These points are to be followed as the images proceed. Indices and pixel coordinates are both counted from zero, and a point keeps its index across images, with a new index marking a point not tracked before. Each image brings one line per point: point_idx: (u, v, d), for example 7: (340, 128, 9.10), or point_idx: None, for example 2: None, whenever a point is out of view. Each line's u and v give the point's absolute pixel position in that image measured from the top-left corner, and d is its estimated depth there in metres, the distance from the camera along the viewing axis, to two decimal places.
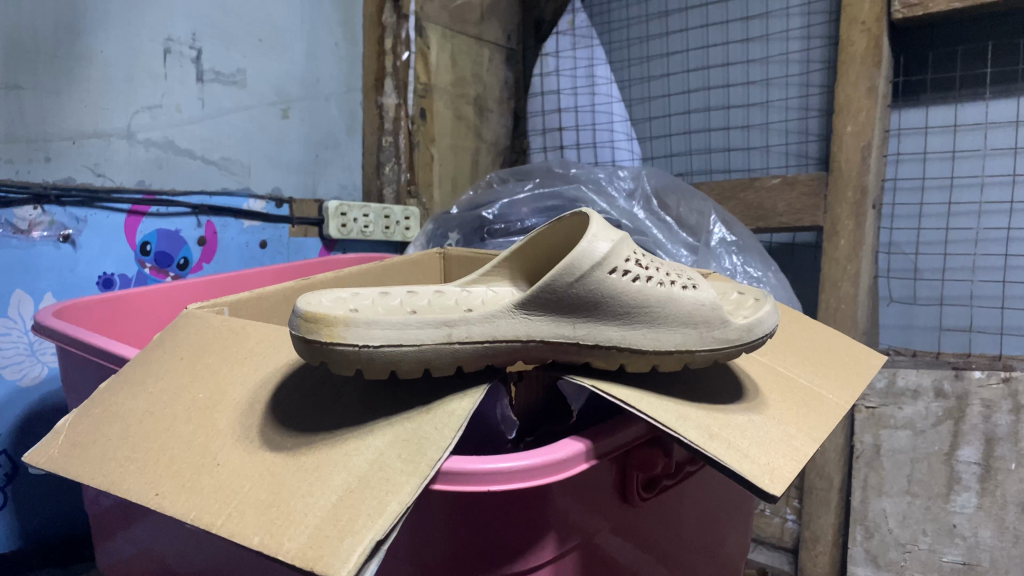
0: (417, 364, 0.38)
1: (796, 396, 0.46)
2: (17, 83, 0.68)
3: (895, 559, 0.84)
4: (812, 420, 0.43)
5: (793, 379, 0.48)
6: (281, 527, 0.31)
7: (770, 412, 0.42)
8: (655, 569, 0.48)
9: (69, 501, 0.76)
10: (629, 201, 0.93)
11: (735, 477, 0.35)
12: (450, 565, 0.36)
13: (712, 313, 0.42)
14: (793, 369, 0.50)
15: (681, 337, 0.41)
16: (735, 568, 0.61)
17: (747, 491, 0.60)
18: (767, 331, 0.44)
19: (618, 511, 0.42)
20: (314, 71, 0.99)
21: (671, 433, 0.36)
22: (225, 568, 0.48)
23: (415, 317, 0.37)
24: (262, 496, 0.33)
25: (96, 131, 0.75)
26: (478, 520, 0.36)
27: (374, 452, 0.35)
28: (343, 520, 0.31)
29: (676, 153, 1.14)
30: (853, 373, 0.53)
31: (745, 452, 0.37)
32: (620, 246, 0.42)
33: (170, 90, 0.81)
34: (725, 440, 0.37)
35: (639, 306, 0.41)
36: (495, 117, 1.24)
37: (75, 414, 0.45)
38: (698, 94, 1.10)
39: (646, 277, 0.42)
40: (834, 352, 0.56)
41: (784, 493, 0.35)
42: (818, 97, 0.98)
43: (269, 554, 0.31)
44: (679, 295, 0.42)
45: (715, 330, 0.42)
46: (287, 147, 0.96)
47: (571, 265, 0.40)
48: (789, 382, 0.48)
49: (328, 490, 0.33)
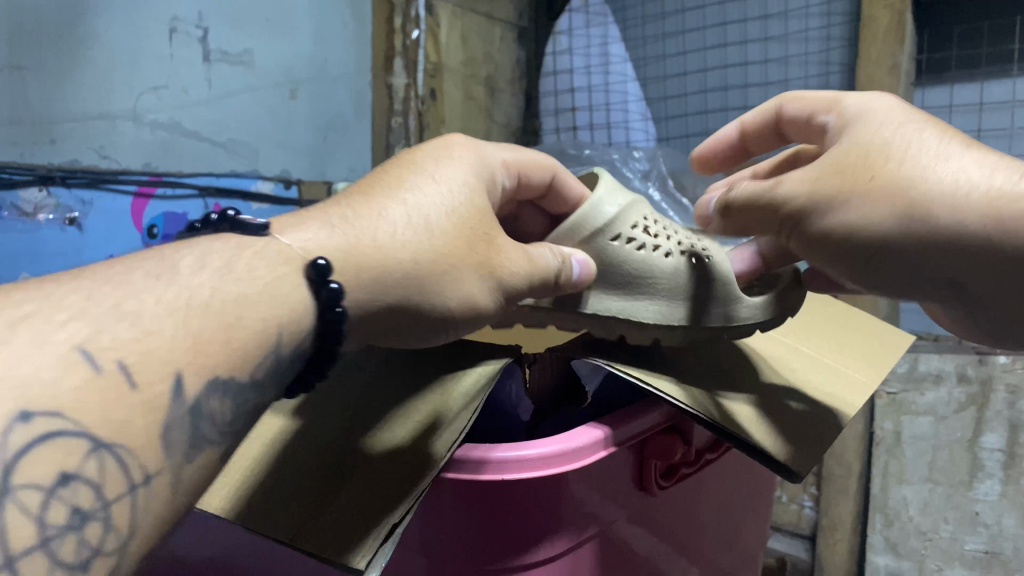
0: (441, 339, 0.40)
1: (821, 378, 0.47)
2: (19, 64, 0.67)
3: (915, 548, 0.83)
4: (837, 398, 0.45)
5: (816, 359, 0.50)
6: (320, 506, 0.34)
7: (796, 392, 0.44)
8: (674, 557, 0.47)
9: None
10: (644, 183, 0.92)
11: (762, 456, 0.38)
12: (464, 559, 0.35)
13: (710, 287, 0.48)
14: (816, 349, 0.51)
15: (676, 312, 0.47)
16: (754, 556, 0.59)
17: (766, 479, 0.58)
18: (779, 309, 0.49)
19: (637, 500, 0.41)
20: (321, 51, 0.97)
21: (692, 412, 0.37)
22: (240, 551, 0.49)
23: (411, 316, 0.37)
24: (291, 486, 0.36)
25: (102, 113, 0.74)
26: (487, 511, 0.34)
27: (392, 437, 0.37)
28: (364, 508, 0.33)
29: (692, 134, 1.11)
30: (879, 345, 0.54)
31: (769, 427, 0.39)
32: (627, 212, 0.47)
33: (177, 71, 0.80)
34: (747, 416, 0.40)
35: (641, 274, 0.47)
36: (506, 97, 1.22)
37: None
38: (714, 73, 1.08)
39: (651, 245, 0.47)
40: (858, 335, 0.55)
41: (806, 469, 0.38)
42: (839, 75, 0.96)
43: (298, 547, 0.32)
44: (681, 268, 0.48)
45: (713, 305, 0.47)
46: (295, 129, 0.94)
47: (577, 224, 0.46)
48: (811, 362, 0.49)
49: (351, 477, 0.35)
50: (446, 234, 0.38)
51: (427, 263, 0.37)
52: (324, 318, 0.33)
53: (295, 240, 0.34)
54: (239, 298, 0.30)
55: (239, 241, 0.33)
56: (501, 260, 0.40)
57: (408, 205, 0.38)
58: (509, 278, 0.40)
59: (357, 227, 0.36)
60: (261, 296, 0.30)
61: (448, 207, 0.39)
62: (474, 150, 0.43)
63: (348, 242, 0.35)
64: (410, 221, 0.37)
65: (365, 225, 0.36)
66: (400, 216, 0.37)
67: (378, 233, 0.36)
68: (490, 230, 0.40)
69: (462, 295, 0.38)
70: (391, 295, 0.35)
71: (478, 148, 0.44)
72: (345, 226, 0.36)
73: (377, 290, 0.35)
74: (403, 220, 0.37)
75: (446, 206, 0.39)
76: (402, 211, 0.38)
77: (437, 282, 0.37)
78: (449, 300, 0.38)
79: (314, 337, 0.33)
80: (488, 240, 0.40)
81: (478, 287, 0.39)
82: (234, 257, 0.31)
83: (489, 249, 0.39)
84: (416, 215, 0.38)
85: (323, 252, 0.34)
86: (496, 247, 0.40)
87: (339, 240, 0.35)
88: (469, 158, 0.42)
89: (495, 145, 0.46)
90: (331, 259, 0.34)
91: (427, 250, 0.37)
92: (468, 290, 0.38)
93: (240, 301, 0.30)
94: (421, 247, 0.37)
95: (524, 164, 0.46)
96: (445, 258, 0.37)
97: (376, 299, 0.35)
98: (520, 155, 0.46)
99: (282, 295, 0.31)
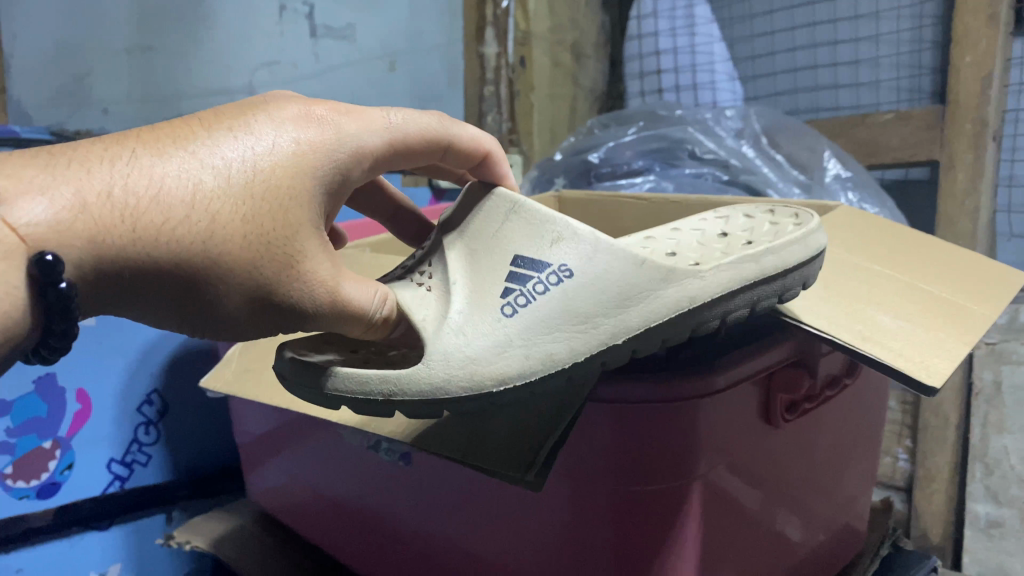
0: (240, 325, 0.33)
1: (934, 307, 0.45)
2: (149, 44, 0.72)
3: (1017, 496, 0.84)
4: (963, 325, 0.44)
5: (925, 289, 0.48)
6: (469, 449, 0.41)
7: (913, 318, 0.43)
8: (778, 499, 0.49)
9: (225, 433, 0.82)
10: (737, 140, 0.89)
11: (889, 372, 0.38)
12: (604, 479, 0.39)
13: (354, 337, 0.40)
14: (925, 280, 0.49)
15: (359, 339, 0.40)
16: (860, 499, 0.61)
17: (872, 430, 0.60)
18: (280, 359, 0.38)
19: (762, 432, 0.44)
20: (416, 23, 1.00)
21: (823, 336, 0.39)
22: (375, 487, 0.53)
23: (130, 287, 0.30)
24: (459, 437, 0.42)
25: (222, 88, 0.78)
26: (633, 428, 0.37)
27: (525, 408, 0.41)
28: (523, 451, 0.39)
29: (782, 92, 1.12)
30: (991, 285, 0.51)
31: (898, 351, 0.39)
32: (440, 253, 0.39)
33: (286, 46, 0.85)
34: (877, 341, 0.39)
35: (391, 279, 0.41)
36: (592, 63, 1.21)
37: (242, 344, 0.60)
38: (803, 31, 1.08)
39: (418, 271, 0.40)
40: (960, 266, 0.53)
41: (941, 386, 0.37)
42: (932, 27, 0.94)
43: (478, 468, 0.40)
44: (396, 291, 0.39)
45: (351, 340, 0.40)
46: (393, 98, 0.98)
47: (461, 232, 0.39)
48: (917, 291, 0.47)
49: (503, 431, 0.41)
50: (229, 237, 0.31)
51: (190, 253, 0.30)
52: (50, 308, 0.28)
53: (23, 208, 0.27)
54: None
55: None
56: (296, 274, 0.32)
57: (202, 173, 0.31)
58: (309, 295, 0.33)
59: (117, 201, 0.29)
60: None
61: (246, 200, 0.31)
62: (316, 130, 0.34)
63: (95, 221, 0.28)
64: (183, 192, 0.30)
65: (131, 187, 0.29)
66: (174, 183, 0.30)
67: (141, 211, 0.29)
68: (286, 245, 0.32)
69: (236, 291, 0.32)
70: (137, 264, 0.29)
71: (328, 129, 0.34)
72: (100, 184, 0.29)
73: (127, 258, 0.29)
74: (178, 181, 0.30)
75: (234, 194, 0.31)
76: (178, 158, 0.31)
77: (207, 273, 0.31)
78: (207, 292, 0.31)
79: (38, 318, 0.29)
80: (288, 253, 0.32)
81: (251, 290, 0.32)
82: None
83: (286, 263, 0.32)
84: (195, 194, 0.30)
85: (56, 241, 0.28)
86: (283, 269, 0.32)
87: (85, 211, 0.28)
88: (307, 141, 0.33)
89: (366, 120, 0.35)
90: (70, 240, 0.28)
91: (188, 240, 0.30)
92: (242, 290, 0.32)
93: None
94: (176, 232, 0.30)
95: (394, 155, 0.37)
96: (216, 251, 0.31)
97: (109, 268, 0.29)
98: (393, 140, 0.36)
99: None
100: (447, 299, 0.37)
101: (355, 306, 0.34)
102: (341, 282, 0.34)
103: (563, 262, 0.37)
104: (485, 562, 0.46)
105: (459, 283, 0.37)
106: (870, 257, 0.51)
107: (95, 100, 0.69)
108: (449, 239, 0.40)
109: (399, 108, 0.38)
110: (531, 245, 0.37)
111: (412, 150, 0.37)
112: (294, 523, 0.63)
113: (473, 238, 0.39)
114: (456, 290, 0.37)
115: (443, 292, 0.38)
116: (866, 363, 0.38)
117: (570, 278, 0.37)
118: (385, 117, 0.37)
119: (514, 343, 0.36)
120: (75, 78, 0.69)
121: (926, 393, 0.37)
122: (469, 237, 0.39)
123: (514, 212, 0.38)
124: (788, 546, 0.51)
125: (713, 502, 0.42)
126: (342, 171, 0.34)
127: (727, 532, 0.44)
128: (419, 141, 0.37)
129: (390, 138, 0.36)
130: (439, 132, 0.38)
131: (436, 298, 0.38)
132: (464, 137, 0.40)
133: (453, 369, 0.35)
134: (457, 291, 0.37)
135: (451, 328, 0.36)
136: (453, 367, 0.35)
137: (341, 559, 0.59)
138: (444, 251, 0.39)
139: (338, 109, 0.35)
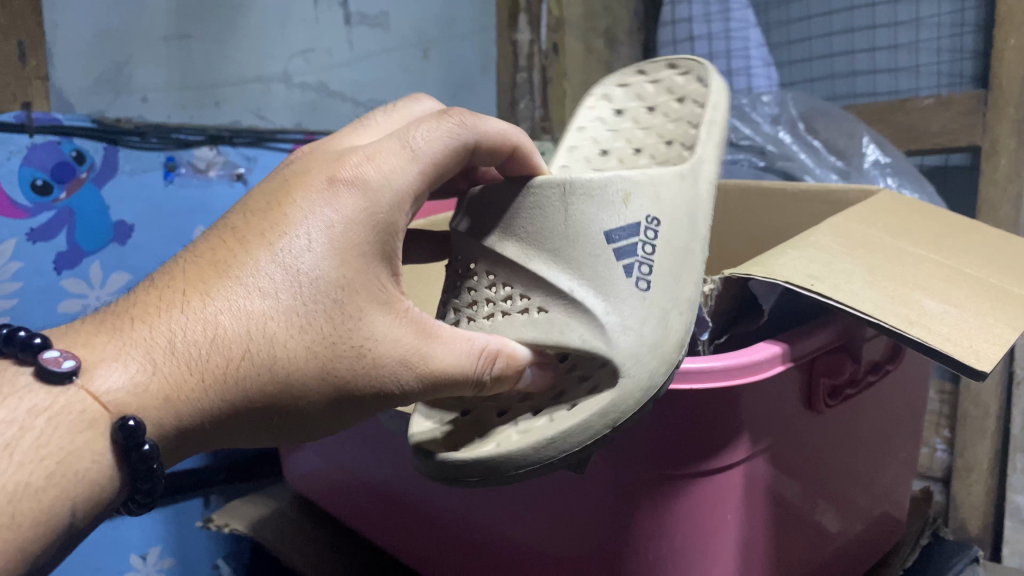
0: (322, 420, 0.35)
1: (984, 292, 0.45)
2: (187, 32, 0.73)
3: None
4: (1013, 312, 0.43)
5: (977, 276, 0.47)
6: None
7: (963, 303, 0.42)
8: (819, 487, 0.49)
9: None
10: (773, 126, 0.88)
11: (937, 356, 0.37)
12: (649, 464, 0.39)
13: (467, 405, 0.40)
14: (975, 267, 0.48)
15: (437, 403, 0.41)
16: (899, 489, 0.60)
17: (912, 418, 0.60)
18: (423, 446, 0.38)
19: (804, 417, 0.44)
20: (449, 11, 1.00)
21: (868, 318, 0.38)
22: (414, 473, 0.53)
23: (213, 428, 0.32)
24: None
25: (257, 76, 0.79)
26: (674, 415, 0.38)
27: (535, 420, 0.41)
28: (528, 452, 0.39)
29: (817, 78, 1.11)
30: None
31: (946, 335, 0.38)
32: (525, 263, 0.37)
33: (322, 34, 0.85)
34: (925, 325, 0.39)
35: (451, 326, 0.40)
36: (625, 50, 1.21)
37: None
38: (840, 16, 1.06)
39: (503, 296, 0.38)
40: (1006, 252, 0.52)
41: (991, 370, 0.36)
42: (974, 11, 0.93)
43: None
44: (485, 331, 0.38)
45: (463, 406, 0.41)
46: (427, 86, 0.99)
47: (529, 237, 0.37)
48: (967, 277, 0.46)
49: None
50: (287, 350, 0.32)
51: (255, 378, 0.32)
52: (136, 472, 0.30)
53: (102, 375, 0.30)
54: (19, 486, 0.27)
55: (26, 404, 0.29)
56: (372, 362, 0.34)
57: (252, 302, 0.32)
58: (404, 375, 0.34)
59: (181, 352, 0.31)
60: (48, 482, 0.28)
61: (301, 310, 0.32)
62: (356, 203, 0.34)
63: (167, 379, 0.30)
64: (239, 328, 0.32)
65: (190, 334, 0.31)
66: (230, 320, 0.31)
67: (202, 357, 0.31)
68: (354, 339, 0.33)
69: (312, 393, 0.33)
70: (210, 411, 0.32)
71: (358, 195, 0.34)
72: (163, 338, 0.31)
73: (207, 404, 0.31)
74: (231, 316, 0.32)
75: (286, 310, 0.32)
76: (228, 300, 0.32)
77: (284, 389, 0.33)
78: (291, 405, 0.33)
79: (128, 482, 0.31)
80: (352, 341, 0.33)
81: (330, 388, 0.33)
82: (21, 429, 0.28)
83: (355, 352, 0.33)
84: (250, 324, 0.32)
85: (138, 403, 0.30)
86: (359, 354, 0.33)
87: (157, 371, 0.30)
88: (344, 215, 0.33)
89: (393, 166, 0.35)
90: (147, 402, 0.30)
91: (254, 365, 0.32)
92: (324, 393, 0.33)
93: (14, 491, 0.27)
94: (243, 365, 0.32)
95: (430, 184, 0.36)
96: (274, 363, 0.32)
97: (183, 423, 0.31)
98: (423, 171, 0.35)
99: (78, 469, 0.29)
100: (583, 309, 0.36)
101: (455, 369, 0.35)
102: (425, 351, 0.34)
103: (643, 214, 0.38)
104: (523, 548, 0.47)
105: (575, 286, 0.36)
106: (916, 242, 0.50)
107: (135, 87, 0.70)
108: (507, 246, 0.38)
109: (406, 133, 0.36)
110: (607, 215, 0.37)
111: (446, 173, 0.36)
112: (334, 508, 0.64)
113: (547, 237, 0.37)
114: (582, 295, 0.36)
115: (563, 305, 0.37)
116: (913, 347, 0.38)
117: (661, 222, 0.38)
118: (406, 148, 0.35)
119: (668, 310, 0.37)
120: (114, 66, 0.69)
121: (976, 377, 0.36)
122: (534, 239, 0.37)
123: (566, 195, 0.37)
124: (826, 537, 0.51)
125: (752, 490, 0.42)
126: (388, 235, 0.34)
127: (766, 522, 0.44)
128: (446, 158, 0.36)
129: (422, 170, 0.35)
130: (462, 138, 0.36)
131: (561, 313, 0.37)
132: (486, 134, 0.37)
133: (584, 425, 0.35)
134: (585, 298, 0.36)
135: (616, 330, 0.36)
136: (643, 356, 0.36)
137: (379, 544, 0.60)
138: (528, 268, 0.37)
139: (359, 165, 0.35)
